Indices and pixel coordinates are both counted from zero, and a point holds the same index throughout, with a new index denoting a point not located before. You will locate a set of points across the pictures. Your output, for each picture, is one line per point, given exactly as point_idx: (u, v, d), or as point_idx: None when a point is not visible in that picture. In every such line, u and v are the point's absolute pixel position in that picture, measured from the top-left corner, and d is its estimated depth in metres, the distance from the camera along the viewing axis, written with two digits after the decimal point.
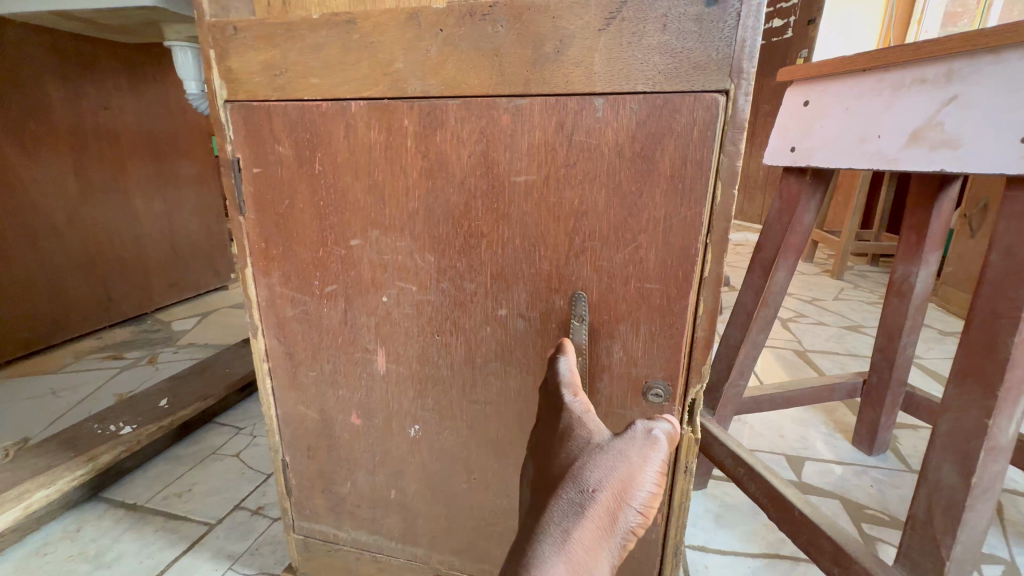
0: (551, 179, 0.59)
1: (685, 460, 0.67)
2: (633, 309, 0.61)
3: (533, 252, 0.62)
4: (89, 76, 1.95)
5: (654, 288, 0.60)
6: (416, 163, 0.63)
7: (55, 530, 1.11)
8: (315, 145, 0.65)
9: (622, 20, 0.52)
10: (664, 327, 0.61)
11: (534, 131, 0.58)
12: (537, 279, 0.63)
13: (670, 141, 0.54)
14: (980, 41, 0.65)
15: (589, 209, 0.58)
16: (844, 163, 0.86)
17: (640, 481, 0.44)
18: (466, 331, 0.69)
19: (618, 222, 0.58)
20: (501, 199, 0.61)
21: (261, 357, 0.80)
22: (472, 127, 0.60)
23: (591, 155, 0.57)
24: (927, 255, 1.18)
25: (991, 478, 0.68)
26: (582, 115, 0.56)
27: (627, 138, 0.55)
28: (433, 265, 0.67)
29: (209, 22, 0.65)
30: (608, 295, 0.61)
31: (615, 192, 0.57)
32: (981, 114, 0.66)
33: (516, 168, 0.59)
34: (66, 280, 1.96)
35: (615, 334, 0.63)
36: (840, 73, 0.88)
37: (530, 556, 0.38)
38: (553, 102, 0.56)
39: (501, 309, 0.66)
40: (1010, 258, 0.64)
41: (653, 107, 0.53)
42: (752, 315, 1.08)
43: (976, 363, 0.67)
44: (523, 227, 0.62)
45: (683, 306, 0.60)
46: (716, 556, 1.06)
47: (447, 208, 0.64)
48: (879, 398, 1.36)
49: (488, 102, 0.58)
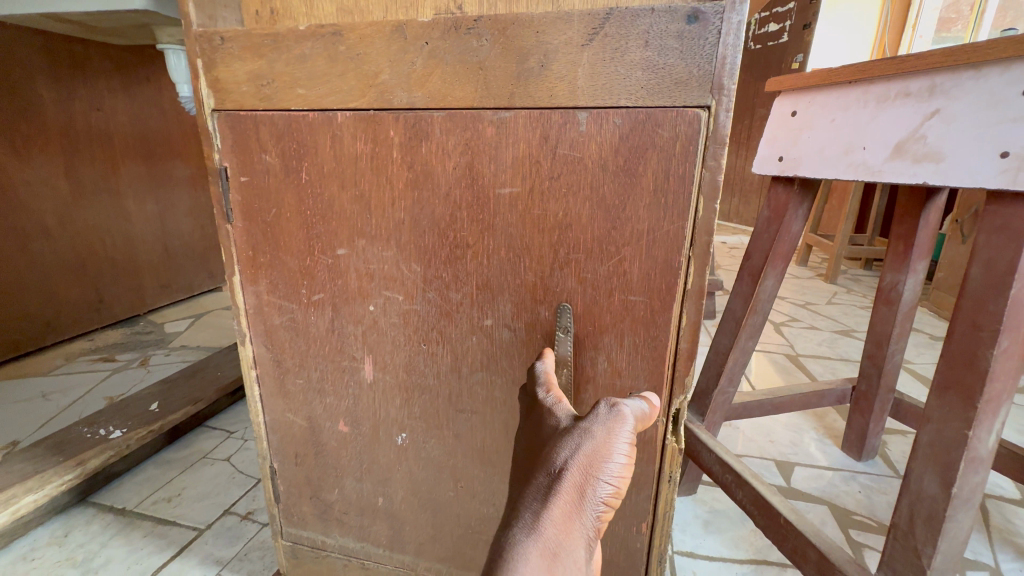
0: (535, 192, 0.59)
1: (669, 469, 0.68)
2: (617, 321, 0.62)
3: (517, 264, 0.62)
4: (81, 78, 1.94)
5: (638, 301, 0.60)
6: (402, 173, 0.63)
7: (42, 535, 1.11)
8: (302, 156, 0.66)
9: (605, 35, 0.53)
10: (648, 339, 0.62)
11: (518, 143, 0.58)
12: (522, 290, 0.63)
13: (653, 155, 0.55)
14: (962, 57, 0.66)
15: (573, 222, 0.59)
16: (830, 174, 0.87)
17: (608, 453, 0.44)
18: (452, 341, 0.69)
19: (601, 234, 0.59)
20: (486, 211, 0.62)
21: (249, 364, 0.80)
22: (456, 139, 0.60)
23: (574, 168, 0.57)
24: (915, 262, 1.19)
25: (971, 489, 0.69)
26: (566, 128, 0.56)
27: (610, 152, 0.55)
28: (418, 275, 0.67)
29: (196, 31, 0.65)
30: (592, 307, 0.62)
31: (599, 205, 0.58)
32: (962, 128, 0.67)
33: (501, 180, 0.60)
34: (57, 282, 1.95)
35: (600, 345, 0.63)
36: (826, 84, 0.88)
37: (507, 544, 0.38)
38: (537, 115, 0.56)
39: (486, 319, 0.66)
40: (990, 271, 0.65)
41: (636, 121, 0.54)
42: (741, 322, 1.09)
43: (957, 374, 0.68)
44: (507, 239, 0.62)
45: (666, 318, 0.60)
46: (703, 562, 1.07)
47: (432, 218, 0.64)
48: (868, 404, 1.37)
49: (472, 114, 0.58)
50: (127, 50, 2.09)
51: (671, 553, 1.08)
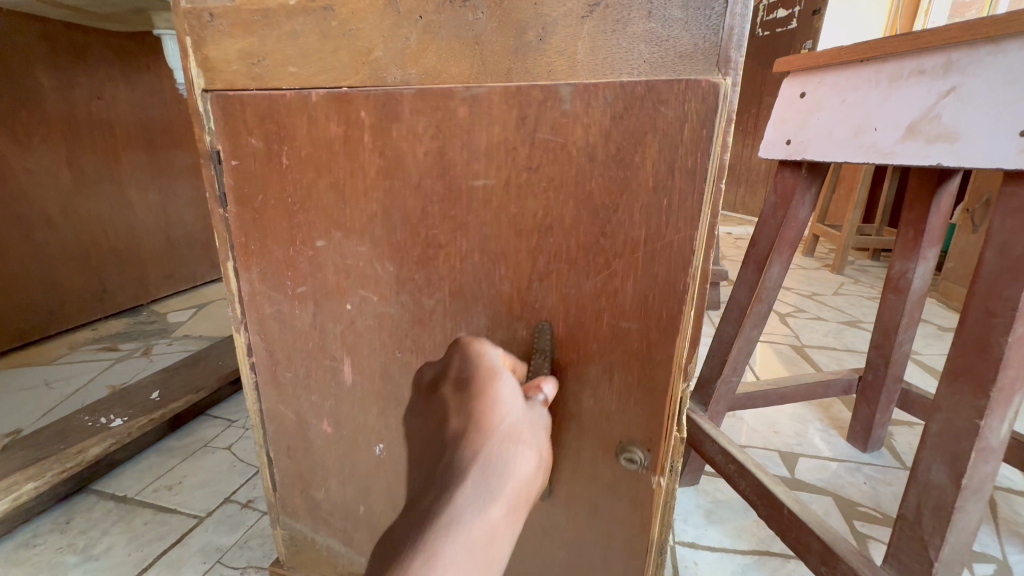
0: (512, 185, 0.57)
1: (670, 459, 0.66)
2: (605, 351, 0.60)
3: (493, 270, 0.61)
4: (81, 65, 1.92)
5: (631, 326, 0.58)
6: (374, 160, 0.61)
7: (45, 522, 1.12)
8: (291, 137, 0.63)
9: (606, 7, 0.50)
10: (641, 372, 0.59)
11: (493, 124, 0.56)
12: (497, 300, 0.62)
13: (651, 139, 0.51)
14: (980, 31, 0.63)
15: (556, 223, 0.57)
16: (841, 157, 0.84)
17: (541, 453, 0.50)
18: (426, 352, 0.67)
19: (587, 240, 0.56)
20: (458, 206, 0.60)
21: (244, 352, 0.79)
22: (426, 122, 0.58)
23: (556, 156, 0.55)
24: (925, 250, 1.16)
25: (981, 479, 0.67)
26: (548, 106, 0.54)
27: (598, 138, 0.53)
28: (392, 274, 0.66)
29: (184, 7, 0.63)
30: (574, 324, 0.60)
31: (584, 204, 0.55)
32: (979, 105, 0.64)
33: (475, 171, 0.58)
34: (59, 271, 1.96)
35: (588, 352, 0.61)
36: (835, 64, 0.85)
37: (464, 519, 0.39)
38: (515, 92, 0.54)
39: (461, 331, 0.65)
40: (1005, 255, 0.63)
41: (630, 99, 0.51)
42: (746, 310, 1.07)
43: (967, 363, 0.66)
44: (482, 240, 0.61)
45: (663, 349, 0.58)
46: (705, 552, 1.06)
47: (404, 211, 0.63)
48: (874, 395, 1.35)
49: (442, 93, 0.57)
50: (127, 37, 2.06)
51: (672, 544, 1.08)
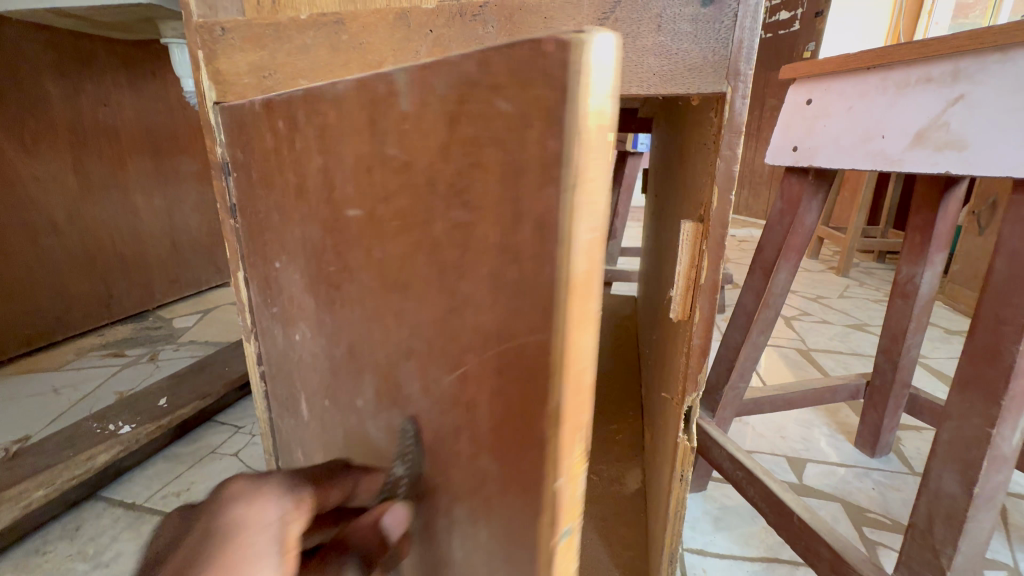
0: (373, 218, 0.43)
1: (680, 467, 0.66)
2: (470, 492, 0.39)
3: (373, 330, 0.47)
4: (87, 73, 1.94)
5: (487, 468, 0.37)
6: (290, 177, 0.55)
7: (54, 529, 1.12)
8: (257, 146, 0.61)
9: (616, 20, 0.51)
10: (516, 539, 0.37)
11: (353, 132, 0.43)
12: (380, 375, 0.48)
13: (497, 160, 0.32)
14: (987, 40, 0.63)
15: (415, 280, 0.40)
16: (848, 164, 0.85)
17: None
18: (341, 413, 0.57)
19: (444, 314, 0.38)
20: (342, 238, 0.49)
21: (254, 362, 0.80)
22: (313, 128, 0.49)
23: (405, 180, 0.38)
24: (933, 254, 1.16)
25: (994, 488, 0.66)
26: (390, 105, 0.38)
27: (444, 164, 0.35)
28: (314, 309, 0.58)
29: (195, 22, 0.64)
30: (439, 437, 0.41)
31: (438, 263, 0.38)
32: (987, 114, 0.64)
33: (347, 196, 0.46)
34: (67, 277, 1.97)
35: (454, 487, 0.41)
36: (841, 71, 0.85)
37: None
38: (366, 86, 0.40)
39: (359, 402, 0.53)
40: (1015, 263, 0.63)
41: (471, 86, 0.32)
42: (753, 316, 1.07)
43: (978, 370, 0.66)
44: (362, 288, 0.47)
45: (537, 518, 0.34)
46: (713, 559, 1.06)
47: (312, 237, 0.54)
48: (882, 400, 1.34)
49: (317, 92, 0.47)
50: (132, 45, 2.08)
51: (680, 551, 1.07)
